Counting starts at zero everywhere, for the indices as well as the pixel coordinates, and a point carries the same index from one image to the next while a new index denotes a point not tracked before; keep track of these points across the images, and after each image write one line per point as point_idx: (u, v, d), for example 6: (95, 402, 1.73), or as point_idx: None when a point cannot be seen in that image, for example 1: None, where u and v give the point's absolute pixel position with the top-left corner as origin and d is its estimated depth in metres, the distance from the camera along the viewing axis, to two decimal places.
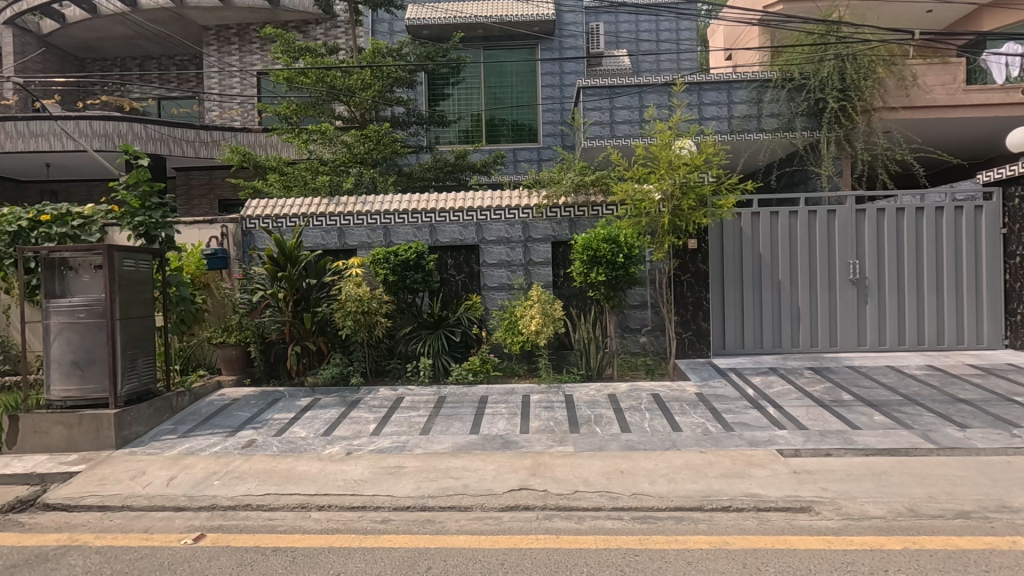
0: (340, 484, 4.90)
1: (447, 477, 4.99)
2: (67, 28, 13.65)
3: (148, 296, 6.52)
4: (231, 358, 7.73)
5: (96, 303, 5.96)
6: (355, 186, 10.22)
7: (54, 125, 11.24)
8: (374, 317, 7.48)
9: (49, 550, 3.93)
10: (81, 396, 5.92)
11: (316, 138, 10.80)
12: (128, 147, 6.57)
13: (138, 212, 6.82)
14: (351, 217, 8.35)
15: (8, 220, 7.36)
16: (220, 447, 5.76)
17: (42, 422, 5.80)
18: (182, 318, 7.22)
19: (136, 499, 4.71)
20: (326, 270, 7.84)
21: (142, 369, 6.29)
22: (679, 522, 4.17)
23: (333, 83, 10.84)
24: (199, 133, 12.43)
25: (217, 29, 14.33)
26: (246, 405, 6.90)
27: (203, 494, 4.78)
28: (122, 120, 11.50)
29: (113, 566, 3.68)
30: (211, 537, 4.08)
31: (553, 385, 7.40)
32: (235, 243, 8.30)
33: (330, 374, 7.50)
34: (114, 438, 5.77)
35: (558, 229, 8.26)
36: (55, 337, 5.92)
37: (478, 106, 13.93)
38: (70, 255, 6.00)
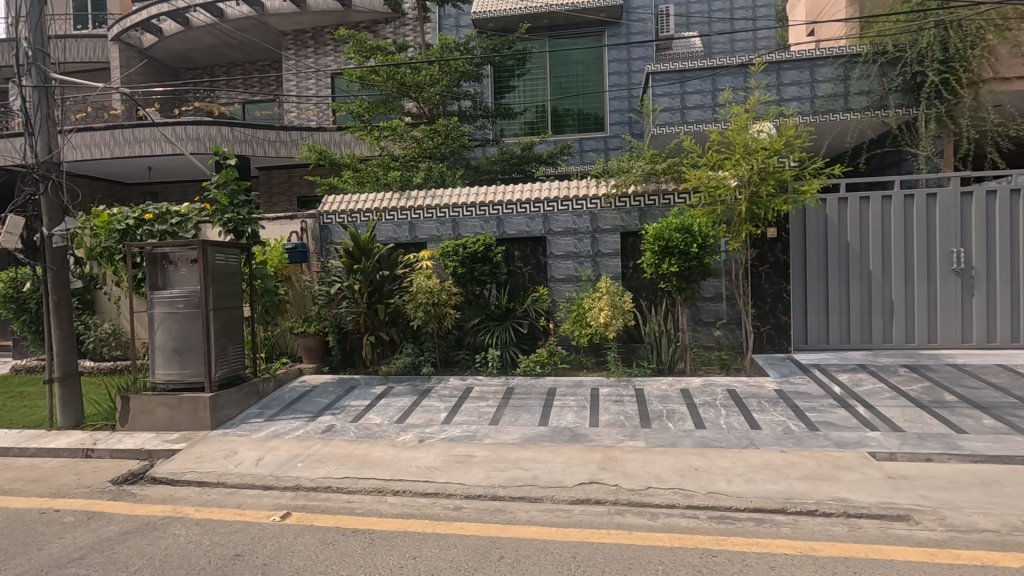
0: (413, 470, 5.04)
1: (517, 467, 5.01)
2: (164, 41, 14.76)
3: (237, 288, 6.96)
4: (311, 347, 8.12)
5: (193, 294, 6.43)
6: (425, 181, 10.47)
7: (154, 131, 12.23)
8: (443, 309, 7.63)
9: (156, 520, 4.30)
10: (181, 379, 6.42)
11: (387, 134, 11.09)
12: (218, 148, 7.06)
13: (228, 209, 7.29)
14: (421, 211, 8.55)
15: (118, 219, 8.12)
16: (301, 432, 6.08)
17: (148, 403, 6.35)
18: (267, 309, 7.68)
19: (229, 476, 5.07)
20: (398, 263, 8.10)
21: (233, 356, 6.75)
22: (760, 524, 3.97)
23: (402, 79, 11.12)
24: (280, 133, 13.12)
25: (295, 33, 15.07)
26: (325, 392, 7.26)
27: (289, 474, 5.07)
28: (212, 124, 12.31)
29: (211, 538, 3.97)
30: (297, 516, 4.32)
31: (623, 378, 7.27)
32: (314, 237, 8.70)
33: (403, 363, 7.76)
34: (209, 420, 6.24)
35: (627, 219, 8.06)
36: (158, 325, 6.44)
37: (543, 96, 13.81)
38: (171, 249, 6.50)
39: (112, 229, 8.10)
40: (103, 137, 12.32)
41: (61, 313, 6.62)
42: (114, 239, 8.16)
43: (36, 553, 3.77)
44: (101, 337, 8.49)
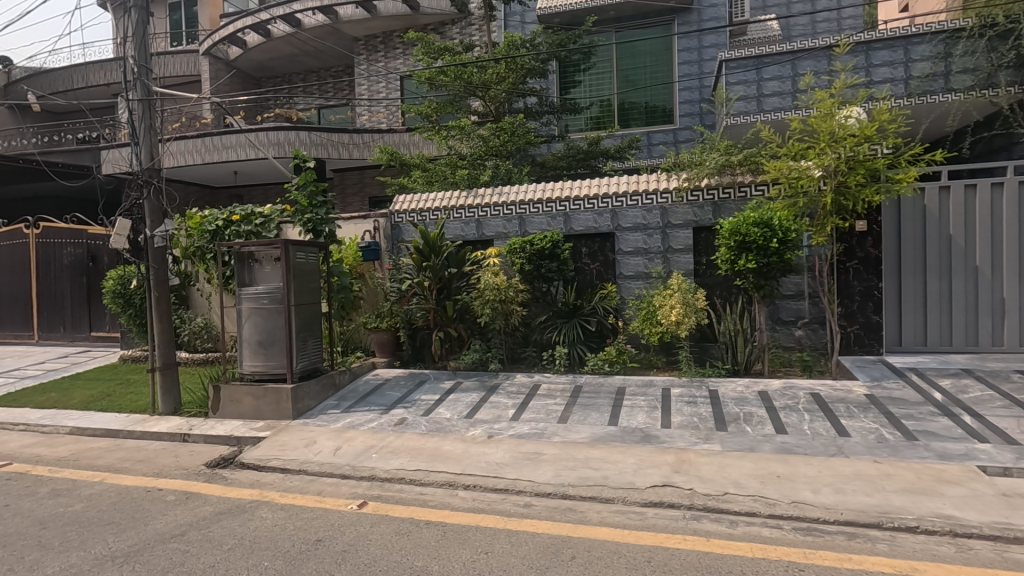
0: (483, 466, 5.08)
1: (586, 467, 4.94)
2: (247, 53, 15.69)
3: (316, 285, 7.29)
4: (384, 342, 8.30)
5: (276, 291, 6.79)
6: (492, 179, 10.55)
7: (241, 138, 13.05)
8: (510, 306, 7.66)
9: (245, 503, 4.57)
10: (266, 371, 6.80)
11: (454, 133, 11.26)
12: (299, 152, 7.42)
13: (307, 210, 7.65)
14: (488, 208, 8.62)
15: (209, 221, 8.73)
16: (375, 424, 6.29)
17: (237, 393, 6.78)
18: (343, 305, 8.00)
19: (310, 465, 5.32)
20: (466, 260, 8.22)
21: (312, 350, 7.10)
22: (851, 539, 3.70)
23: (469, 78, 11.27)
24: (353, 136, 13.65)
25: (366, 39, 15.62)
26: (397, 385, 7.48)
27: (364, 465, 5.26)
28: (291, 130, 12.97)
29: (295, 522, 4.17)
30: (373, 505, 4.46)
31: (695, 379, 7.02)
32: (385, 236, 8.99)
33: (471, 359, 7.87)
34: (290, 409, 6.58)
35: (700, 214, 7.76)
36: (245, 319, 6.85)
37: (609, 90, 13.55)
38: (256, 248, 6.89)
39: (204, 230, 8.72)
40: (195, 145, 13.27)
41: (162, 308, 7.19)
42: (206, 239, 8.79)
43: (144, 528, 4.11)
44: (195, 331, 9.17)
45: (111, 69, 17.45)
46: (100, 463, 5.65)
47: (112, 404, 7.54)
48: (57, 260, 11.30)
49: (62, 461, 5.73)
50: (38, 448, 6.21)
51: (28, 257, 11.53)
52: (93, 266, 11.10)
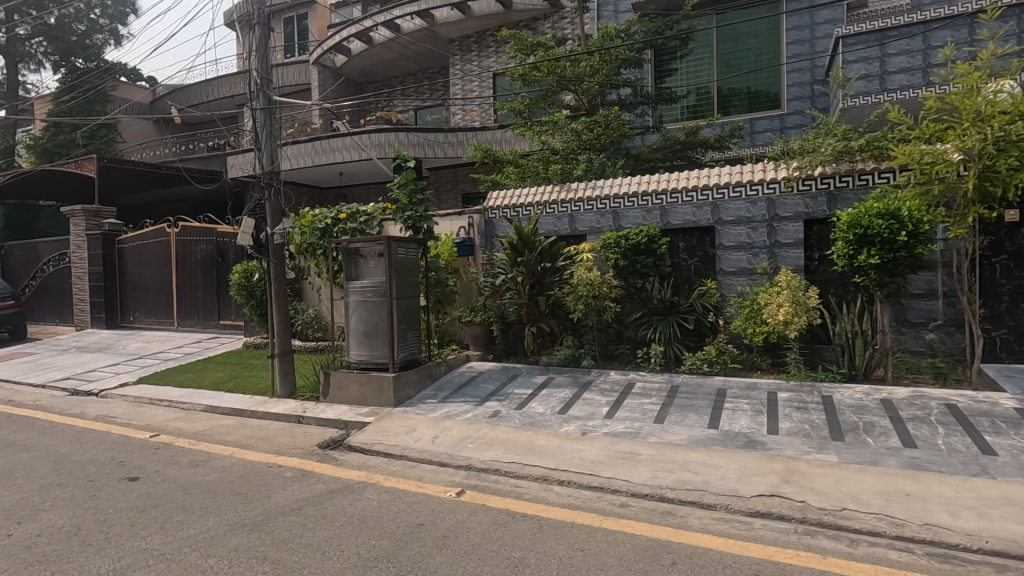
0: (577, 462, 5.05)
1: (685, 470, 4.75)
2: (351, 60, 16.66)
3: (415, 279, 7.60)
4: (477, 335, 8.58)
5: (380, 285, 7.17)
6: (585, 173, 10.44)
7: (347, 141, 13.90)
8: (604, 302, 7.56)
9: (354, 483, 4.87)
10: (370, 360, 7.21)
11: (547, 128, 11.23)
12: (400, 152, 7.79)
13: (408, 208, 8.00)
14: (582, 203, 8.55)
15: (319, 219, 9.39)
16: (471, 415, 6.46)
17: (344, 379, 7.22)
18: (439, 298, 8.30)
19: (411, 451, 5.57)
20: (559, 255, 8.22)
21: (411, 342, 7.44)
22: (1001, 572, 3.26)
23: (562, 72, 11.12)
24: (448, 135, 14.07)
25: (460, 39, 16.00)
26: (490, 378, 7.64)
27: (461, 454, 5.41)
28: (391, 131, 13.61)
29: (398, 505, 4.38)
30: (470, 494, 4.58)
31: (806, 383, 6.52)
32: (479, 232, 9.17)
33: (563, 355, 7.85)
34: (392, 397, 6.92)
35: (813, 205, 7.18)
36: (352, 311, 7.29)
37: (708, 77, 12.89)
38: (361, 244, 7.29)
39: (315, 228, 9.41)
40: (306, 149, 14.30)
41: (280, 300, 7.85)
42: (317, 236, 9.47)
43: (267, 500, 4.50)
44: (307, 321, 9.94)
45: (235, 82, 19.26)
46: (229, 438, 6.28)
47: (239, 386, 8.34)
48: (193, 255, 12.67)
49: (199, 435, 6.43)
50: (180, 422, 7.02)
51: (169, 253, 13.03)
52: (221, 261, 12.34)
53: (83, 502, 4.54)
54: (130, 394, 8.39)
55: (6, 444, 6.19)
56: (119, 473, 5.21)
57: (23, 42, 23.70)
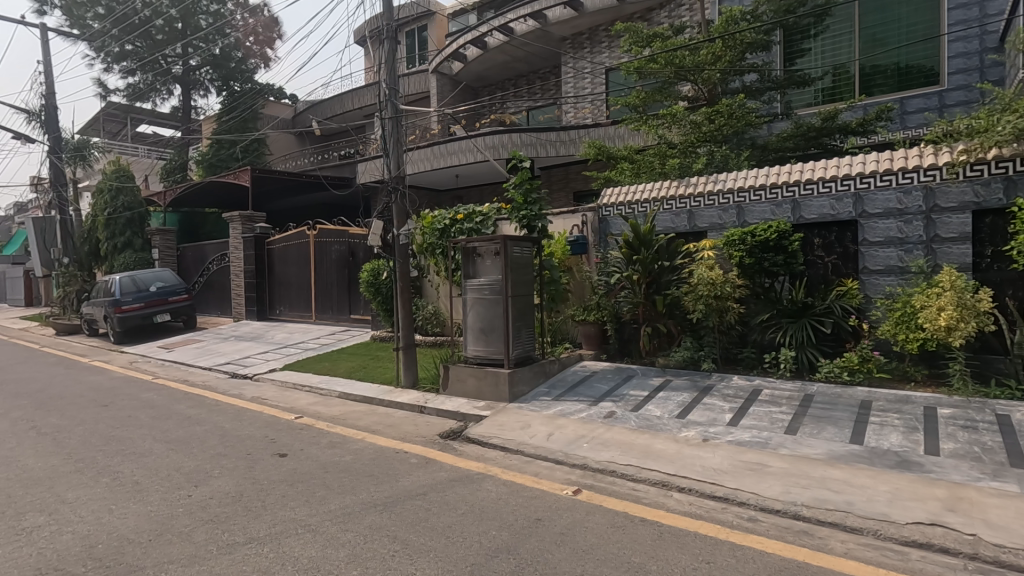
0: (699, 470, 4.82)
1: (824, 488, 4.33)
2: (467, 66, 17.29)
3: (529, 278, 7.71)
4: (590, 335, 8.45)
5: (496, 282, 7.37)
6: (706, 166, 9.94)
7: (463, 144, 14.47)
8: (727, 302, 7.15)
9: (472, 474, 5.05)
10: (487, 356, 7.44)
11: (665, 122, 10.82)
12: (515, 153, 7.97)
13: (522, 207, 8.11)
14: (703, 198, 8.16)
15: (438, 220, 9.86)
16: (585, 414, 6.41)
17: (461, 373, 7.50)
18: (553, 296, 8.36)
19: (526, 446, 5.66)
20: (678, 252, 7.91)
21: (525, 339, 7.56)
22: None
23: (681, 63, 10.67)
24: (560, 134, 14.10)
25: (572, 37, 15.90)
26: (604, 378, 7.54)
27: (576, 453, 5.40)
28: (505, 133, 13.95)
29: (516, 499, 4.47)
30: (587, 494, 4.56)
31: (973, 400, 5.69)
32: (593, 230, 9.07)
33: (681, 357, 7.54)
34: (507, 392, 7.08)
35: (984, 194, 6.21)
36: (470, 308, 7.57)
37: (848, 54, 11.66)
38: (478, 243, 7.52)
39: (434, 228, 9.88)
40: (427, 153, 15.11)
41: (404, 296, 8.35)
42: (436, 236, 9.96)
43: (396, 483, 4.81)
44: (427, 316, 10.49)
45: (363, 94, 20.85)
46: (360, 423, 6.81)
47: (368, 375, 9.04)
48: (328, 255, 13.93)
49: (335, 419, 7.05)
50: (319, 406, 7.74)
51: (309, 253, 14.44)
52: (352, 260, 13.44)
53: (245, 472, 5.17)
54: (278, 379, 9.42)
55: (184, 417, 7.23)
56: (271, 449, 5.86)
57: (194, 71, 27.47)
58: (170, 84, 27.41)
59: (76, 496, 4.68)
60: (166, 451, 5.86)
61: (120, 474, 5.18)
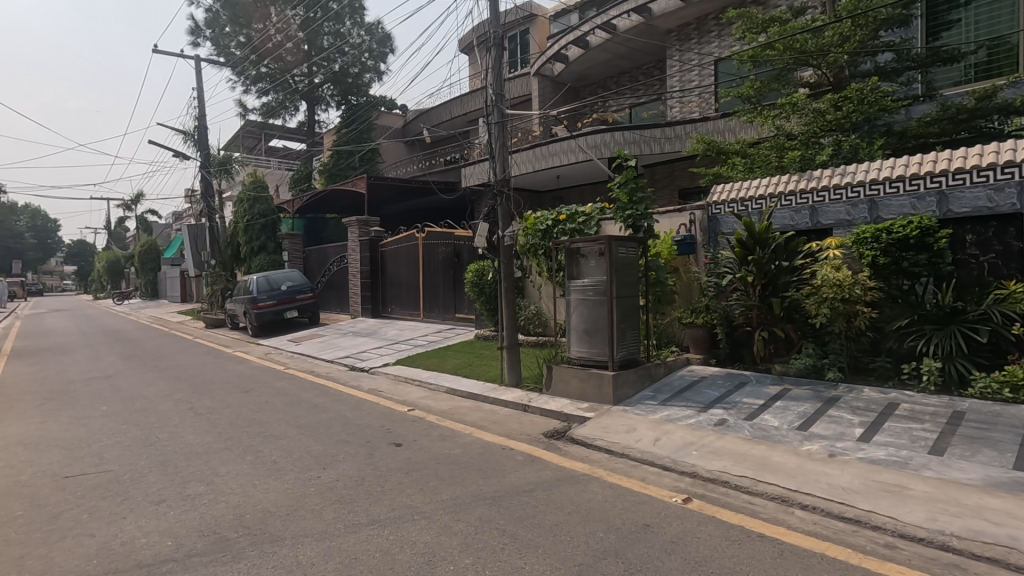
0: (824, 487, 4.45)
1: (980, 518, 3.81)
2: (569, 66, 17.30)
3: (634, 279, 7.56)
4: (698, 338, 8.17)
5: (600, 284, 7.31)
6: (831, 157, 9.19)
7: (565, 145, 14.50)
8: (856, 306, 6.54)
9: (578, 475, 5.05)
10: (590, 357, 7.40)
11: (782, 112, 10.11)
12: (620, 152, 7.88)
13: (628, 206, 7.97)
14: (827, 192, 7.54)
15: (541, 221, 9.98)
16: (694, 421, 6.16)
17: (564, 373, 7.52)
18: (659, 298, 8.13)
19: (632, 450, 5.57)
20: (798, 252, 7.36)
21: (630, 341, 7.42)
22: None
23: (802, 47, 9.90)
24: (665, 130, 13.68)
25: (679, 29, 15.35)
26: (714, 384, 7.20)
27: (685, 460, 5.21)
28: (607, 131, 13.79)
29: (623, 503, 4.41)
30: (698, 503, 4.38)
31: None
32: (702, 229, 8.69)
33: (802, 364, 6.98)
34: (611, 395, 7.00)
35: None
36: (574, 309, 7.57)
37: (1009, 23, 10.17)
38: (582, 244, 7.50)
39: (537, 230, 10.01)
40: (529, 155, 15.33)
41: (508, 297, 8.54)
42: (539, 237, 10.08)
43: (502, 479, 4.95)
44: (530, 316, 10.66)
45: (469, 101, 21.60)
46: (468, 419, 7.07)
47: (473, 372, 9.37)
48: (435, 256, 14.61)
49: (444, 413, 7.39)
50: (428, 400, 8.15)
51: (417, 254, 15.24)
52: (458, 261, 13.99)
53: (366, 458, 5.58)
54: (391, 372, 10.06)
55: (311, 405, 7.95)
56: (388, 439, 6.27)
57: (317, 88, 30.03)
58: (297, 101, 30.19)
59: (227, 470, 5.32)
60: (298, 434, 6.48)
61: (262, 453, 5.81)
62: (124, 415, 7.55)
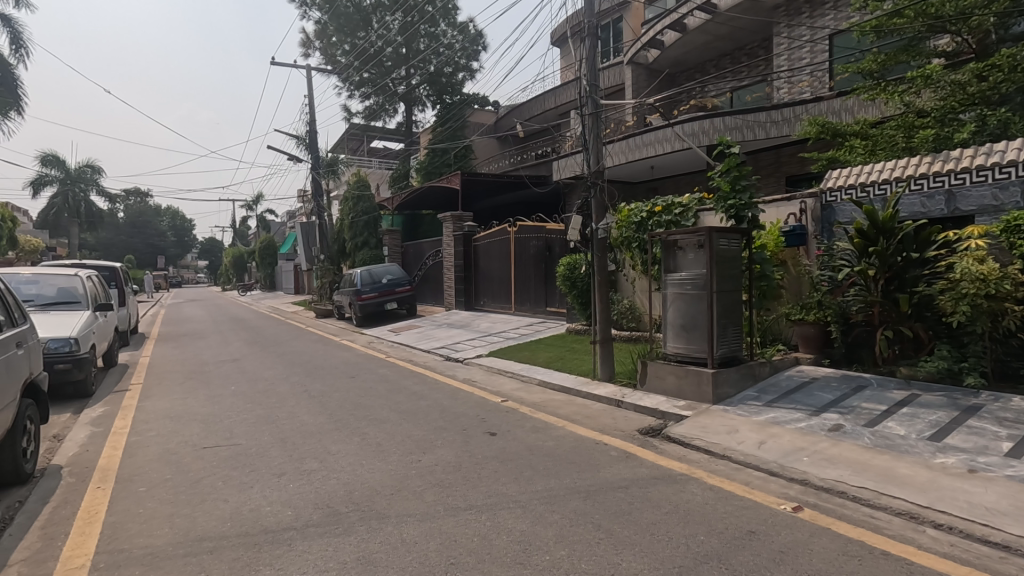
0: (963, 505, 3.97)
1: None
2: (665, 52, 16.68)
3: (737, 273, 7.15)
4: (808, 336, 7.57)
5: (700, 277, 7.00)
6: (974, 135, 8.13)
7: (659, 134, 14.03)
8: (1003, 303, 5.77)
9: (676, 474, 4.89)
10: (688, 353, 7.12)
11: (912, 86, 9.08)
12: (722, 138, 7.47)
13: (730, 196, 7.53)
14: (967, 175, 6.70)
15: (636, 213, 9.75)
16: (805, 425, 5.73)
17: (660, 370, 7.29)
18: (764, 293, 7.64)
19: (734, 453, 5.29)
20: (930, 242, 6.62)
21: (731, 337, 7.04)
22: None
23: (937, 13, 8.83)
24: (771, 113, 12.79)
25: (788, 3, 14.27)
26: (828, 387, 6.65)
27: (795, 466, 4.87)
28: (706, 118, 13.16)
29: (725, 506, 4.20)
30: (811, 513, 4.08)
31: None
32: (814, 218, 8.05)
33: (934, 368, 6.27)
34: (711, 394, 6.69)
35: None
36: (670, 303, 7.32)
37: None
38: (680, 236, 7.21)
39: (631, 222, 9.78)
40: (622, 146, 15.01)
41: (601, 290, 8.43)
42: (633, 229, 9.84)
43: (597, 473, 4.91)
44: (623, 311, 10.45)
45: (561, 93, 21.52)
46: (561, 412, 7.08)
47: (564, 366, 9.37)
48: (527, 250, 14.76)
49: (536, 405, 7.45)
50: (521, 392, 8.26)
51: (510, 248, 15.45)
52: (549, 254, 14.04)
53: (463, 446, 5.76)
54: (485, 364, 10.30)
55: (411, 392, 8.34)
56: (483, 428, 6.43)
57: (414, 90, 31.33)
58: (396, 103, 31.71)
59: (337, 449, 5.73)
60: (399, 419, 6.83)
61: (367, 436, 6.18)
62: (249, 395, 8.36)
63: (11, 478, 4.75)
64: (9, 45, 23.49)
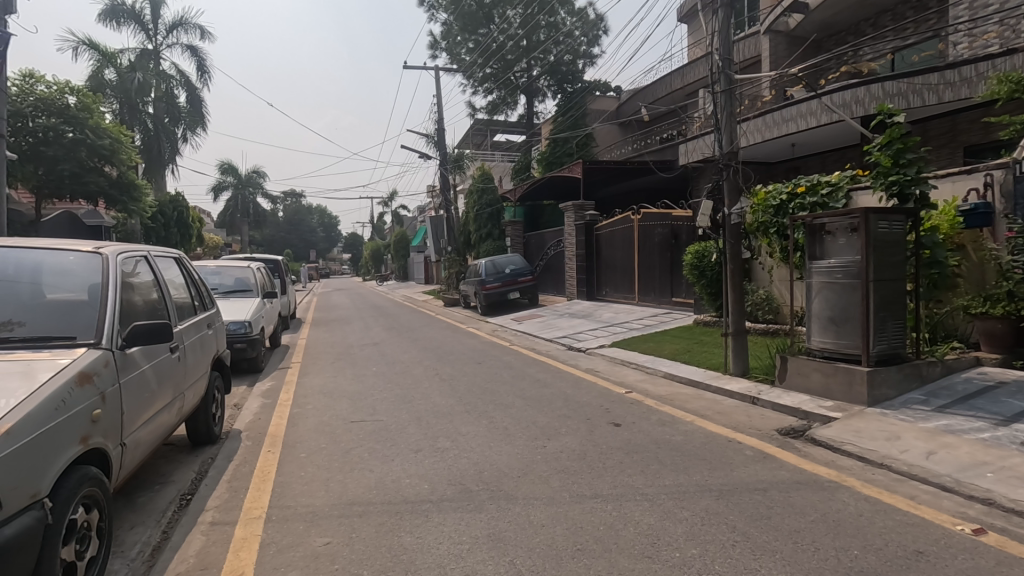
0: None
1: None
2: (810, 16, 15.11)
3: (900, 259, 6.30)
4: (995, 333, 6.53)
5: (853, 264, 6.26)
6: None
7: (801, 108, 12.77)
8: None
9: (823, 481, 4.45)
10: (837, 350, 6.42)
11: None
12: (882, 105, 6.58)
13: (892, 171, 6.61)
14: None
15: (774, 195, 8.95)
16: (989, 436, 4.91)
17: (803, 366, 6.66)
18: (935, 282, 6.57)
19: (895, 462, 4.69)
20: None
21: (892, 332, 6.21)
22: None
23: None
24: (946, 74, 10.96)
25: None
26: (1020, 394, 5.62)
27: (975, 483, 4.20)
28: (861, 84, 11.80)
29: (884, 520, 3.75)
30: (997, 538, 3.49)
31: None
32: (1004, 194, 6.80)
33: None
34: (865, 395, 5.99)
35: None
36: (815, 294, 6.63)
37: None
38: (828, 219, 6.50)
39: (768, 206, 9.03)
40: (758, 124, 13.90)
41: (734, 279, 7.88)
42: (770, 214, 9.07)
43: (731, 472, 4.64)
44: (757, 302, 9.74)
45: (688, 73, 20.46)
46: (689, 406, 6.79)
47: (692, 359, 8.95)
48: (652, 238, 14.30)
49: (663, 398, 7.21)
50: (646, 384, 8.05)
51: (633, 237, 15.07)
52: (676, 243, 13.50)
53: (587, 434, 5.76)
54: (607, 354, 10.18)
55: (535, 380, 8.52)
56: (607, 418, 6.37)
57: (535, 81, 31.64)
58: (517, 95, 32.25)
59: (467, 431, 6.03)
60: (524, 405, 7.01)
61: (495, 419, 6.42)
62: (388, 376, 9.10)
63: (204, 437, 5.65)
64: (197, 72, 27.60)
